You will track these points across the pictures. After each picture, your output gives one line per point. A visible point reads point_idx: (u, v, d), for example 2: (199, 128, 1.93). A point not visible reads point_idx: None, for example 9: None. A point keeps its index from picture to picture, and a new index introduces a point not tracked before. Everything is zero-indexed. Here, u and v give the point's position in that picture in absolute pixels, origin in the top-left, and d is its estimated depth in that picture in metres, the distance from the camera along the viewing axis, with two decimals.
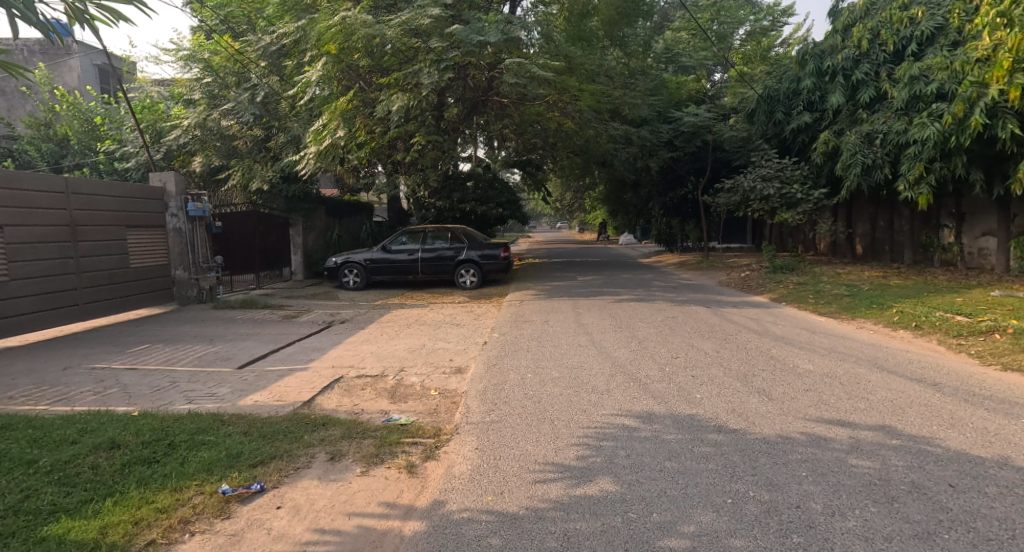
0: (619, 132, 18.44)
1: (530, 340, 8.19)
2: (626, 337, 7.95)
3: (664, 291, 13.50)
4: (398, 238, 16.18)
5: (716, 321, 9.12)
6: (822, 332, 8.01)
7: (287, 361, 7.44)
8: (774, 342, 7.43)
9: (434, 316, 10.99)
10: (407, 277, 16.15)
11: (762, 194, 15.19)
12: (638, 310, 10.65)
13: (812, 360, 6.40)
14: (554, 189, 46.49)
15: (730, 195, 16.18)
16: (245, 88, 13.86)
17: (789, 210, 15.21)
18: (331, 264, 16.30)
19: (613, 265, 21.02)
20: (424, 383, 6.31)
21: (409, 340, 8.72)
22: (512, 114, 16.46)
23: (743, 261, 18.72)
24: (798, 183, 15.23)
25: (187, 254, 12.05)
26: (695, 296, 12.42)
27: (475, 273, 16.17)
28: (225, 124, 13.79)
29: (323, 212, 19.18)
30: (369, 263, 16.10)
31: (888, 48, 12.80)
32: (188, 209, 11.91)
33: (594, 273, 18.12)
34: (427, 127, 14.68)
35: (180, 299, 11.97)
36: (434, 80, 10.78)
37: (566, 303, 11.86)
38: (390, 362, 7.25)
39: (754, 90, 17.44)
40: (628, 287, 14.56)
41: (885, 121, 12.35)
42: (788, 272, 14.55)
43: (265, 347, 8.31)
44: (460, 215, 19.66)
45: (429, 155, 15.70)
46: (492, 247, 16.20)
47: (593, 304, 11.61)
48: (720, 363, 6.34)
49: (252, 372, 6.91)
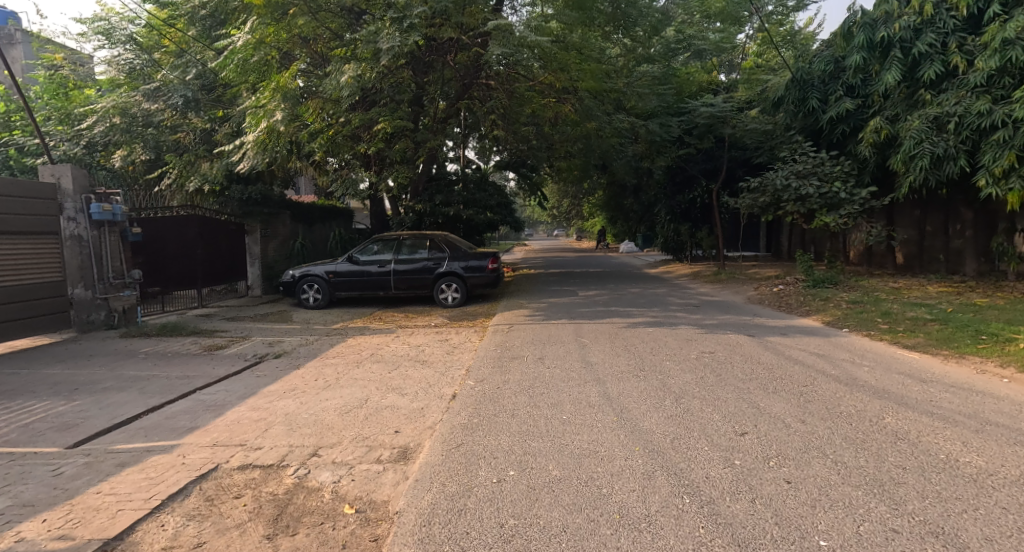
0: (626, 125, 16.21)
1: (516, 392, 5.79)
2: (654, 393, 5.54)
3: (686, 311, 11.10)
4: (369, 246, 13.82)
5: (771, 361, 6.72)
6: (932, 380, 5.62)
7: (156, 432, 4.97)
8: (877, 401, 5.02)
9: (398, 348, 8.57)
10: (378, 292, 13.77)
11: (797, 193, 12.96)
12: (662, 339, 8.26)
13: (967, 442, 3.98)
14: (551, 195, 44.38)
15: (757, 194, 13.92)
16: (179, 67, 11.91)
17: (829, 212, 12.93)
18: (287, 278, 13.81)
19: (618, 277, 18.66)
20: (339, 486, 3.85)
21: (350, 389, 6.28)
22: (496, 96, 14.18)
23: (769, 273, 16.37)
24: (840, 180, 12.98)
25: (90, 269, 9.61)
26: (727, 318, 10.01)
27: (458, 288, 13.78)
28: (153, 109, 11.73)
29: (288, 216, 16.96)
30: (333, 276, 13.67)
31: (960, 13, 10.60)
32: (91, 211, 9.55)
33: (598, 287, 15.74)
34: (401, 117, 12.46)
35: (80, 324, 9.56)
36: (394, 44, 8.53)
37: (567, 328, 9.46)
38: (303, 436, 4.79)
39: (781, 75, 15.21)
40: (640, 304, 12.18)
41: (958, 101, 10.17)
42: (831, 287, 12.20)
43: (142, 404, 5.82)
44: (443, 220, 17.12)
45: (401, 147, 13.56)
46: (478, 258, 13.80)
47: (601, 330, 9.24)
48: (822, 450, 3.89)
49: (83, 457, 4.43)
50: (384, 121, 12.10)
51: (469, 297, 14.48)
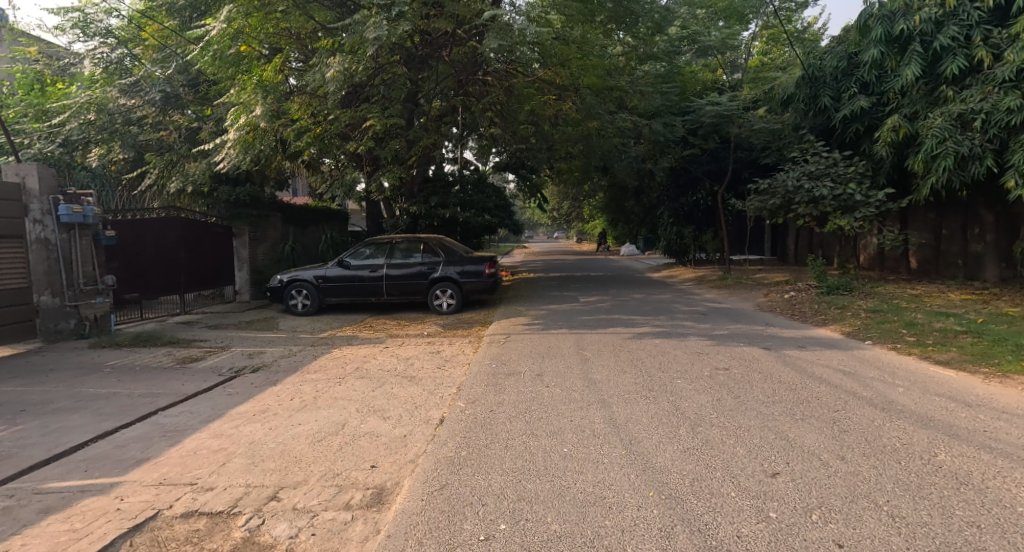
0: (629, 124, 15.63)
1: (511, 417, 5.18)
2: (666, 419, 4.93)
3: (693, 320, 10.48)
4: (360, 250, 13.23)
5: (792, 378, 6.10)
6: (978, 405, 5.01)
7: (98, 466, 4.34)
8: (923, 431, 4.40)
9: (385, 361, 7.96)
10: (370, 298, 13.17)
11: (810, 195, 12.41)
12: (669, 352, 7.65)
13: None
14: (551, 197, 43.80)
15: (766, 196, 13.35)
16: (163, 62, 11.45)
17: (844, 215, 12.36)
18: (275, 284, 13.17)
19: (620, 282, 18.04)
20: (297, 544, 3.21)
21: (327, 410, 5.65)
22: (493, 93, 13.65)
23: (777, 278, 15.76)
24: (854, 181, 12.42)
25: (57, 274, 8.98)
26: (738, 328, 9.40)
27: (454, 294, 13.18)
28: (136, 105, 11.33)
29: (279, 218, 16.38)
30: (323, 281, 13.05)
31: (985, 4, 10.05)
32: (59, 212, 8.92)
33: (599, 292, 15.13)
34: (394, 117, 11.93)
35: (46, 333, 8.92)
36: (383, 34, 7.94)
37: (568, 339, 8.84)
38: (266, 472, 4.17)
39: (791, 72, 14.68)
40: (645, 312, 11.55)
41: (984, 97, 9.62)
42: (846, 294, 11.59)
43: (92, 428, 5.20)
44: (438, 223, 16.60)
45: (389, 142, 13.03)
46: (474, 262, 13.21)
47: (604, 342, 8.61)
48: (874, 498, 3.29)
49: (5, 499, 3.81)
50: (372, 117, 11.53)
51: (465, 303, 13.87)
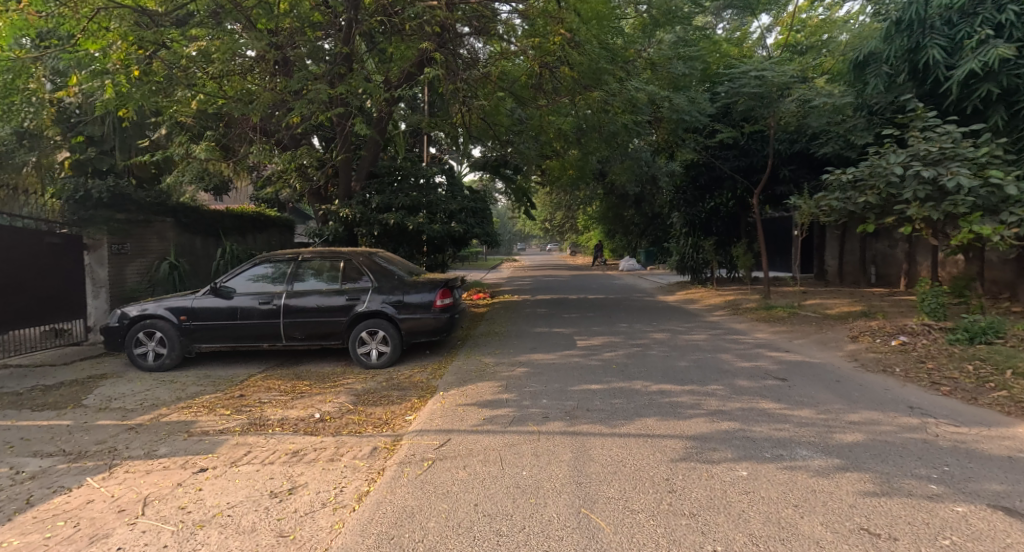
0: (642, 96, 11.55)
1: None
2: None
3: (771, 396, 6.15)
4: (247, 269, 8.88)
5: None
6: None
7: None
8: None
9: (140, 541, 3.50)
10: (260, 344, 8.74)
11: (932, 185, 8.22)
12: (796, 533, 3.26)
13: None
14: (540, 205, 39.91)
15: (854, 191, 9.29)
16: None
17: (983, 217, 8.13)
18: (114, 322, 8.67)
19: (629, 310, 13.69)
20: None
21: None
22: (430, 14, 9.10)
23: (851, 310, 11.42)
24: (997, 164, 8.28)
25: None
26: (875, 425, 5.08)
27: (386, 338, 8.76)
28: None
29: (167, 224, 12.09)
30: (187, 318, 8.62)
31: None
32: None
33: (603, 330, 10.78)
34: (261, 87, 9.09)
35: None
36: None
37: (561, 462, 4.43)
38: None
39: (875, 18, 10.66)
40: (682, 373, 7.22)
41: None
42: (1007, 346, 7.25)
43: None
44: (381, 232, 12.29)
45: (265, 94, 8.67)
46: (420, 290, 8.83)
47: (630, 471, 4.22)
48: None
49: None
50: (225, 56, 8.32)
51: (410, 350, 9.45)
